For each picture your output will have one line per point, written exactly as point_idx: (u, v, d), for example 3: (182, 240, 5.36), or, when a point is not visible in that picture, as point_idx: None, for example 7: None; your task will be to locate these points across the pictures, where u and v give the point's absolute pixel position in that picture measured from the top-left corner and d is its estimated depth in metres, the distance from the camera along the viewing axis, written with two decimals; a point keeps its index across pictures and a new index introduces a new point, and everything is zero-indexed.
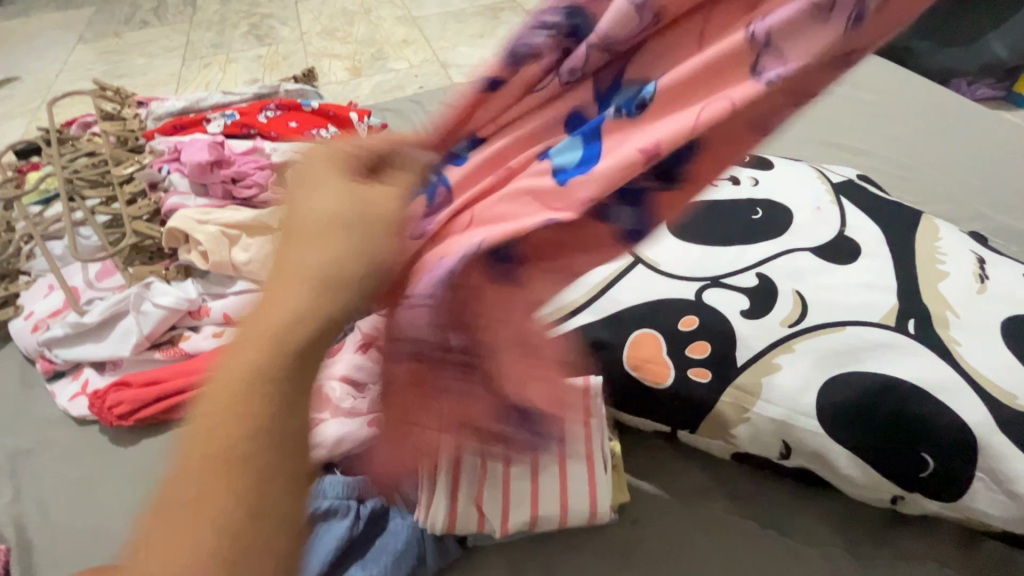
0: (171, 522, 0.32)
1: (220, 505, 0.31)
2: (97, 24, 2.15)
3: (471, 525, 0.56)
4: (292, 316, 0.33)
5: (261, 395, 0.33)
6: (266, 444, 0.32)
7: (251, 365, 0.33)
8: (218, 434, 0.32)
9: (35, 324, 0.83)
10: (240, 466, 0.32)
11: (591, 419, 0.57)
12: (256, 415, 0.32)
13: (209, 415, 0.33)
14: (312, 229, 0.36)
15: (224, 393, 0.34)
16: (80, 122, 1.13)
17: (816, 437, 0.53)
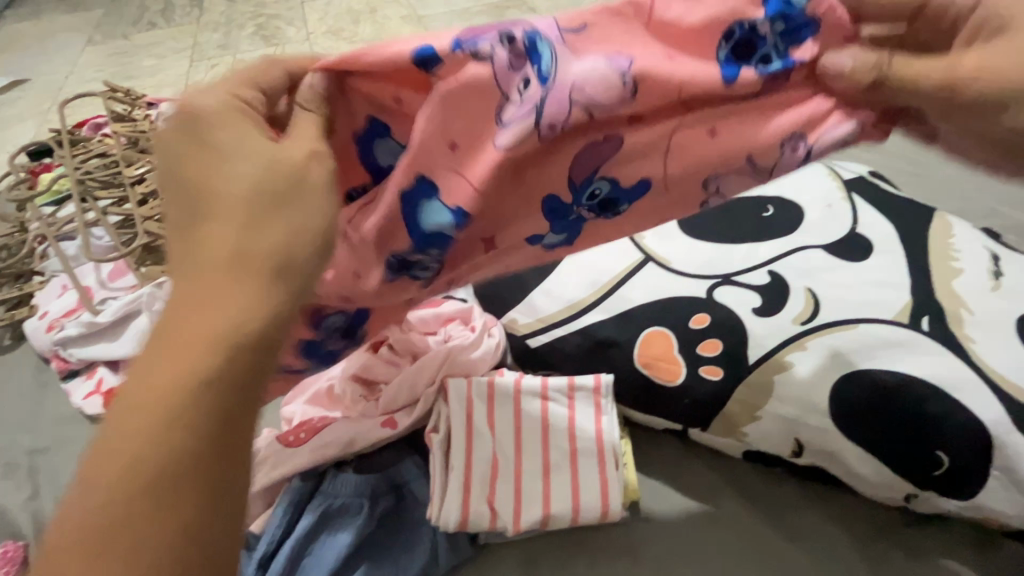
0: (92, 481, 0.30)
1: (154, 511, 0.30)
2: (106, 25, 2.16)
3: (483, 526, 0.54)
4: (235, 271, 0.33)
5: (202, 353, 0.32)
6: (203, 404, 0.31)
7: (196, 326, 0.32)
8: (160, 394, 0.31)
9: (50, 324, 0.84)
10: (177, 469, 0.31)
11: (602, 417, 0.58)
12: (200, 414, 0.31)
13: (130, 414, 0.31)
14: (235, 207, 0.35)
15: (142, 390, 0.32)
16: (91, 124, 1.14)
17: (828, 435, 0.52)
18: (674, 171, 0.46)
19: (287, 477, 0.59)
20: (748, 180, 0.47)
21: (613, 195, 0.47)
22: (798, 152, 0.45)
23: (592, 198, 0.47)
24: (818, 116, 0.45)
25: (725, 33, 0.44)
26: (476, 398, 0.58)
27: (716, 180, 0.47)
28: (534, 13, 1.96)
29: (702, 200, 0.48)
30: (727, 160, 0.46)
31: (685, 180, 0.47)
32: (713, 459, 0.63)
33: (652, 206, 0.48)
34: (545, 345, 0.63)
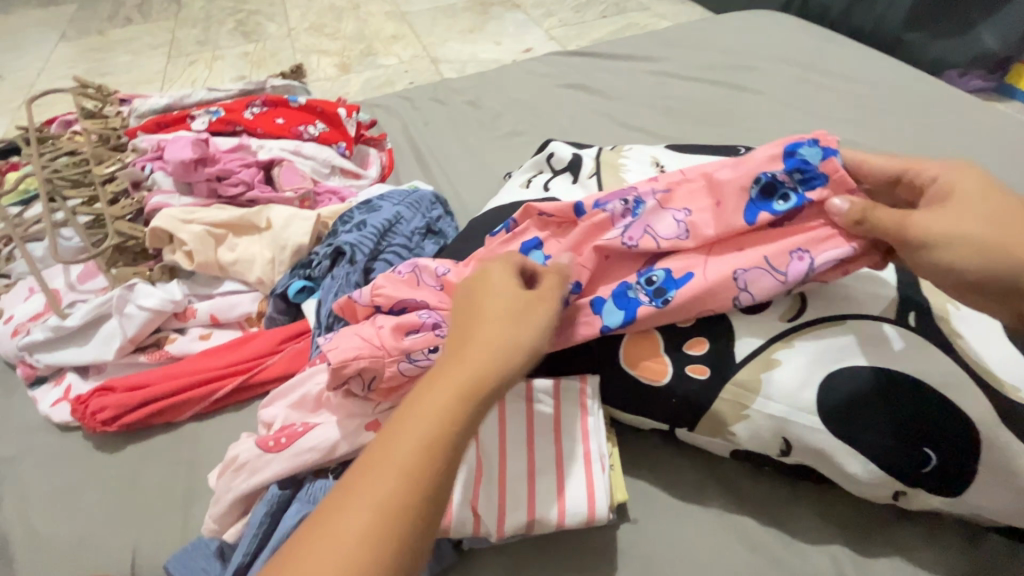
0: (351, 497, 0.35)
1: (382, 554, 0.34)
2: (79, 21, 2.11)
3: (467, 531, 0.53)
4: (498, 364, 0.41)
5: (463, 429, 0.38)
6: (449, 472, 0.37)
7: (460, 402, 0.39)
8: (423, 452, 0.37)
9: (15, 329, 0.80)
10: (413, 520, 0.35)
11: (588, 417, 0.57)
12: (437, 479, 0.37)
13: (391, 449, 0.37)
14: (509, 309, 0.45)
15: (413, 426, 0.38)
16: (60, 121, 1.10)
17: (816, 433, 0.51)
18: (709, 272, 0.54)
19: (264, 484, 0.57)
20: (768, 278, 0.53)
21: (665, 286, 0.55)
22: (802, 262, 0.52)
23: (649, 283, 0.56)
24: (820, 236, 0.53)
25: (753, 179, 0.56)
26: None
27: (742, 275, 0.53)
28: (519, 9, 1.95)
29: (730, 295, 0.54)
30: (748, 265, 0.53)
31: (718, 276, 0.54)
32: (700, 458, 0.62)
33: (692, 298, 0.54)
34: None
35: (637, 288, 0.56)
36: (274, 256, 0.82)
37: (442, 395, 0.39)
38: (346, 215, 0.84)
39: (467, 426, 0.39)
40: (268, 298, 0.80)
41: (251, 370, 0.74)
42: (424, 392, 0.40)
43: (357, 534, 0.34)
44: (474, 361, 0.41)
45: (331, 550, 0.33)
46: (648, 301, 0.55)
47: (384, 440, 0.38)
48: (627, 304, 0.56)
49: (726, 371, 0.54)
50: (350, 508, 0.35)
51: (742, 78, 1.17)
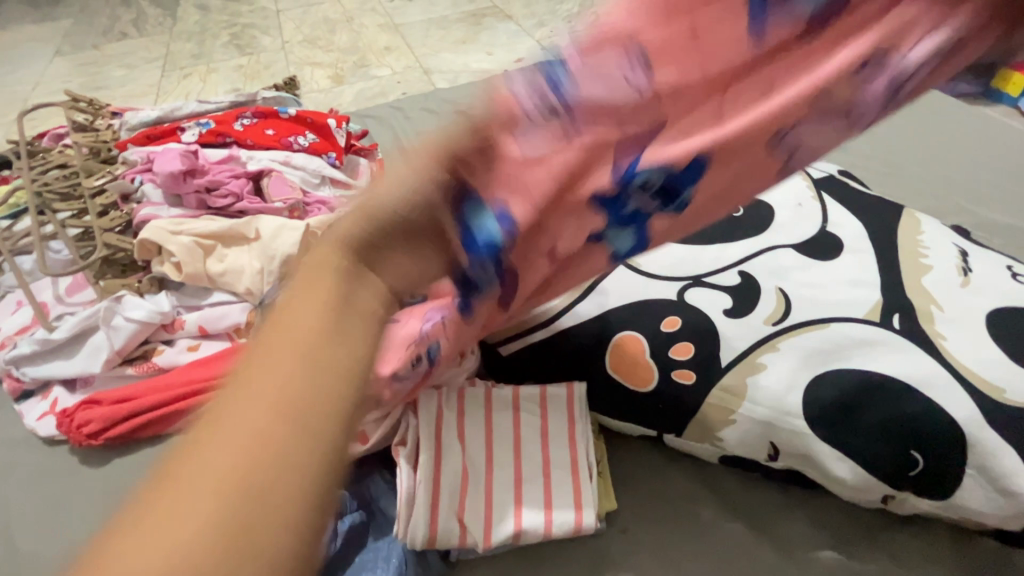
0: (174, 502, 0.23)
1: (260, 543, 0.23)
2: (74, 36, 2.12)
3: (452, 542, 0.52)
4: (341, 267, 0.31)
5: (321, 349, 0.28)
6: (323, 399, 0.27)
7: (301, 321, 0.28)
8: (267, 393, 0.26)
9: (2, 342, 0.80)
10: (290, 496, 0.24)
11: (575, 425, 0.57)
12: (306, 422, 0.26)
13: (243, 383, 0.26)
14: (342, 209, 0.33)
15: (249, 377, 0.26)
16: (51, 135, 1.10)
17: (803, 437, 0.51)
18: (733, 137, 0.39)
19: None
20: (823, 134, 0.40)
21: (672, 181, 0.40)
22: (881, 80, 0.38)
23: (646, 186, 0.39)
24: (894, 28, 0.37)
25: None
26: (445, 409, 0.56)
27: (788, 132, 0.39)
28: (511, 20, 1.96)
29: (778, 156, 0.41)
30: (788, 107, 0.39)
31: (742, 142, 0.39)
32: (690, 464, 0.61)
33: (719, 184, 0.41)
34: (518, 353, 0.61)
35: (634, 197, 0.40)
36: (263, 267, 0.82)
37: (308, 297, 0.30)
38: None
39: (345, 332, 0.29)
40: (257, 309, 0.80)
41: None
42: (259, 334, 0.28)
43: (218, 494, 0.24)
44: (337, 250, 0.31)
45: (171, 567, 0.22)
46: (659, 211, 0.41)
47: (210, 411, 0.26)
48: (630, 221, 0.41)
49: (712, 376, 0.54)
50: (203, 460, 0.24)
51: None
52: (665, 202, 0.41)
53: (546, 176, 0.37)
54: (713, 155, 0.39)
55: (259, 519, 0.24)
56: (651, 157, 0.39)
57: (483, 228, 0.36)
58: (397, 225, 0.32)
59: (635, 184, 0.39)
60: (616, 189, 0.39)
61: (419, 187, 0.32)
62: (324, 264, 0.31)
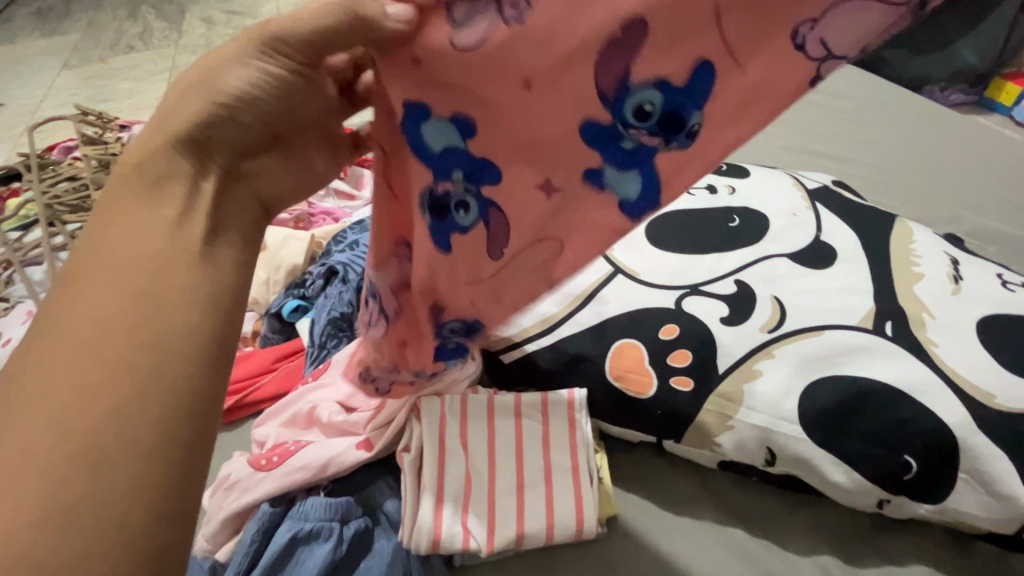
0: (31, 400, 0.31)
1: (139, 396, 0.32)
2: (81, 49, 2.16)
3: (456, 546, 0.53)
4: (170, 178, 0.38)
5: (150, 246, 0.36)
6: (149, 283, 0.34)
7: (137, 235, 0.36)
8: (104, 301, 0.33)
9: (13, 351, 0.81)
10: (141, 366, 0.32)
11: (577, 432, 0.58)
12: (134, 305, 0.34)
13: (80, 296, 0.33)
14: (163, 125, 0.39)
15: (84, 296, 0.33)
16: (61, 148, 1.13)
17: (800, 442, 0.52)
18: (734, 33, 0.34)
19: (256, 501, 0.57)
20: (866, 16, 0.31)
21: (669, 106, 0.36)
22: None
23: (646, 123, 0.37)
24: None
25: None
26: (448, 416, 0.57)
27: (809, 30, 0.33)
28: None
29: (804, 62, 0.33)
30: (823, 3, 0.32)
31: (751, 43, 0.34)
32: (688, 469, 0.62)
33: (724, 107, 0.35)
34: (519, 361, 0.62)
35: (633, 134, 0.38)
36: (268, 277, 0.84)
37: (128, 205, 0.37)
38: (339, 235, 0.86)
39: (169, 228, 0.37)
40: (264, 318, 0.82)
41: (246, 389, 0.74)
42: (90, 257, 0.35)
43: (84, 380, 0.31)
44: (146, 159, 0.38)
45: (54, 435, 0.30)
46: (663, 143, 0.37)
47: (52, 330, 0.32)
48: (638, 160, 0.38)
49: (710, 383, 0.55)
50: (64, 361, 0.31)
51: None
52: (670, 135, 0.37)
53: (503, 87, 0.39)
54: (720, 57, 0.34)
55: (128, 372, 0.32)
56: (644, 71, 0.36)
57: (438, 132, 0.42)
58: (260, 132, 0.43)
59: (629, 110, 0.37)
60: (612, 124, 0.38)
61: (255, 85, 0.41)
62: (147, 171, 0.38)
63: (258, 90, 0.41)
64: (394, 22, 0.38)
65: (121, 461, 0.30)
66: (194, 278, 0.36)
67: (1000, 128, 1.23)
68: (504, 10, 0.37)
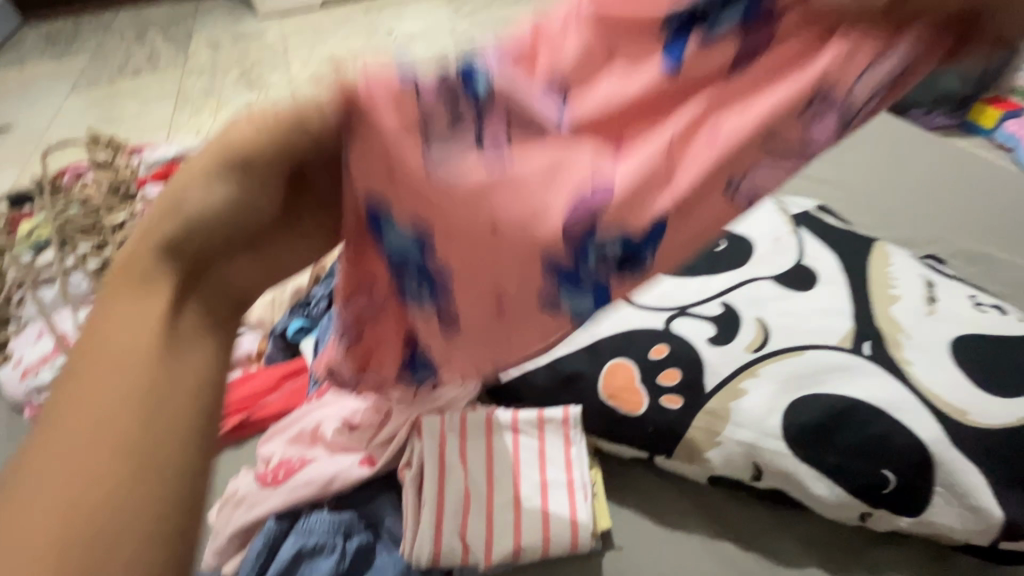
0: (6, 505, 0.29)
1: (105, 525, 0.29)
2: (90, 73, 2.21)
3: (455, 560, 0.55)
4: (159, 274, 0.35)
5: (132, 347, 0.33)
6: (136, 388, 0.32)
7: (121, 335, 0.33)
8: (86, 404, 0.31)
9: (25, 371, 0.84)
10: (110, 485, 0.30)
11: (571, 447, 0.61)
12: (114, 414, 0.31)
13: (66, 394, 0.32)
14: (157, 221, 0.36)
15: (69, 394, 0.32)
16: (73, 172, 1.16)
17: (784, 457, 0.55)
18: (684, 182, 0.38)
19: (263, 516, 0.59)
20: (778, 173, 0.39)
21: (628, 247, 0.39)
22: (830, 118, 0.38)
23: (604, 256, 0.39)
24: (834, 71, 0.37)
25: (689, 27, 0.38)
26: (448, 434, 0.60)
27: (740, 182, 0.39)
28: None
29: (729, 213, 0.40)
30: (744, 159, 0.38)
31: (694, 195, 0.38)
32: (680, 484, 0.64)
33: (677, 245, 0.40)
34: (516, 379, 0.65)
35: (592, 268, 0.39)
36: (274, 297, 0.87)
37: (121, 303, 0.34)
38: (342, 256, 0.89)
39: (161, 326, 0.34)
40: (269, 338, 0.85)
41: (251, 408, 0.77)
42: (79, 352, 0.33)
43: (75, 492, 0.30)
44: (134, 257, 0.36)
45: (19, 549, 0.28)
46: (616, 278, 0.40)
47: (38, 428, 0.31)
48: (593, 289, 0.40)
49: (698, 401, 0.58)
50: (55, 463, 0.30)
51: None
52: (627, 268, 0.40)
53: (461, 199, 0.38)
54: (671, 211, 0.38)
55: (101, 490, 0.29)
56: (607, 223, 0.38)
57: (399, 234, 0.41)
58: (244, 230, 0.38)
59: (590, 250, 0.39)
60: (574, 259, 0.39)
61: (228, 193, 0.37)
62: (141, 267, 0.35)
63: (246, 190, 0.37)
64: (327, 116, 0.38)
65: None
66: (187, 375, 0.34)
67: (982, 152, 1.27)
68: (483, 144, 0.39)
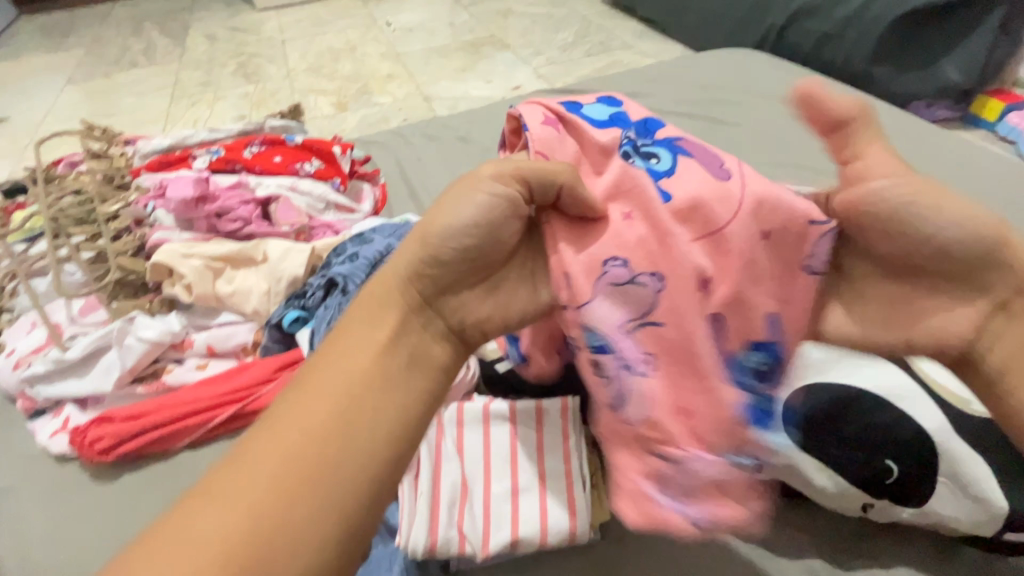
0: (276, 433, 0.40)
1: (294, 497, 0.38)
2: (86, 65, 2.19)
3: (452, 550, 0.55)
4: (379, 327, 0.45)
5: (368, 402, 0.41)
6: (351, 432, 0.40)
7: (366, 373, 0.42)
8: (335, 409, 0.41)
9: (17, 362, 0.83)
10: (331, 472, 0.39)
11: (568, 438, 0.59)
12: (354, 443, 0.40)
13: (319, 378, 0.42)
14: (446, 211, 0.46)
15: (312, 402, 0.41)
16: (67, 162, 1.15)
17: (789, 449, 0.53)
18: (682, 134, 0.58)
19: None
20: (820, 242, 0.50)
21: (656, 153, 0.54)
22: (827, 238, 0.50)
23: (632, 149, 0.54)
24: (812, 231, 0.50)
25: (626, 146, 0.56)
26: (445, 423, 0.62)
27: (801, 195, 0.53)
28: (509, 49, 1.98)
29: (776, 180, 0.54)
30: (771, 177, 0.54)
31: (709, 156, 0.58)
32: None
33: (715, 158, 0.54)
34: (512, 370, 0.66)
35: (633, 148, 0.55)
36: (270, 287, 0.86)
37: (355, 341, 0.44)
38: (340, 247, 0.88)
39: (380, 348, 0.44)
40: (264, 328, 0.83)
41: (244, 399, 0.76)
42: (329, 365, 0.43)
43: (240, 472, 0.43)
44: (387, 293, 0.46)
45: (276, 446, 0.39)
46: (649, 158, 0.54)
47: (308, 433, 0.40)
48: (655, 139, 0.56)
49: None
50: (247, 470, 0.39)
51: (737, 90, 1.12)
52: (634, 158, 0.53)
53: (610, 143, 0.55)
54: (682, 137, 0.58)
55: (324, 455, 0.39)
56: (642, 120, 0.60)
57: (597, 114, 0.59)
58: (470, 266, 0.47)
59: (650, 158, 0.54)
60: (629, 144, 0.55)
61: (483, 204, 0.46)
62: (379, 302, 0.46)
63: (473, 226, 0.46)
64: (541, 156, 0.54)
65: (303, 530, 0.37)
66: (380, 429, 0.41)
67: (991, 142, 1.18)
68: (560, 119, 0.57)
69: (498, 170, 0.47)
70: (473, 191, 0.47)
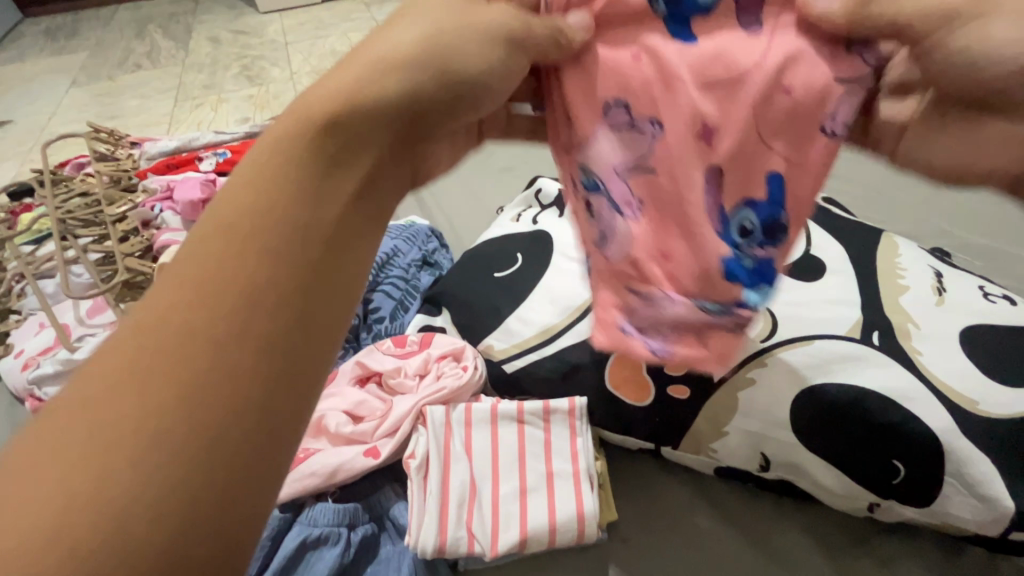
0: (149, 321, 0.27)
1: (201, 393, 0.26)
2: (90, 68, 2.20)
3: (461, 550, 0.55)
4: (319, 139, 0.31)
5: (305, 240, 0.29)
6: (281, 291, 0.28)
7: (290, 206, 0.30)
8: (247, 256, 0.28)
9: (26, 363, 0.83)
10: (253, 351, 0.27)
11: (577, 438, 0.60)
12: (283, 307, 0.28)
13: (218, 233, 0.29)
14: (431, 20, 0.34)
15: (203, 265, 0.28)
16: (73, 164, 1.16)
17: (792, 448, 0.55)
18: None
19: None
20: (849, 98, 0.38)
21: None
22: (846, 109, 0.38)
23: None
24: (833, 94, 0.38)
25: None
26: (453, 423, 0.62)
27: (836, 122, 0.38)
28: None
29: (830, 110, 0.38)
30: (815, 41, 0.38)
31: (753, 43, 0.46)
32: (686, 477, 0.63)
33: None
34: (520, 370, 0.66)
35: None
36: None
37: (287, 172, 0.30)
38: None
39: (329, 175, 0.31)
40: None
41: None
42: (232, 207, 0.29)
43: (71, 392, 0.26)
44: (288, 138, 0.31)
45: (160, 336, 0.26)
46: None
47: (205, 300, 0.27)
48: None
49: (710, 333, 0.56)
50: (64, 435, 0.25)
51: None
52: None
53: None
54: None
55: (220, 341, 0.27)
56: None
57: None
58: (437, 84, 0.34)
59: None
60: None
61: (498, 58, 0.36)
62: (306, 127, 0.31)
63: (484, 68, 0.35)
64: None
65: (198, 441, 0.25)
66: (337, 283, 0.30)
67: None
68: None
69: (508, 25, 0.36)
70: (479, 12, 0.36)
